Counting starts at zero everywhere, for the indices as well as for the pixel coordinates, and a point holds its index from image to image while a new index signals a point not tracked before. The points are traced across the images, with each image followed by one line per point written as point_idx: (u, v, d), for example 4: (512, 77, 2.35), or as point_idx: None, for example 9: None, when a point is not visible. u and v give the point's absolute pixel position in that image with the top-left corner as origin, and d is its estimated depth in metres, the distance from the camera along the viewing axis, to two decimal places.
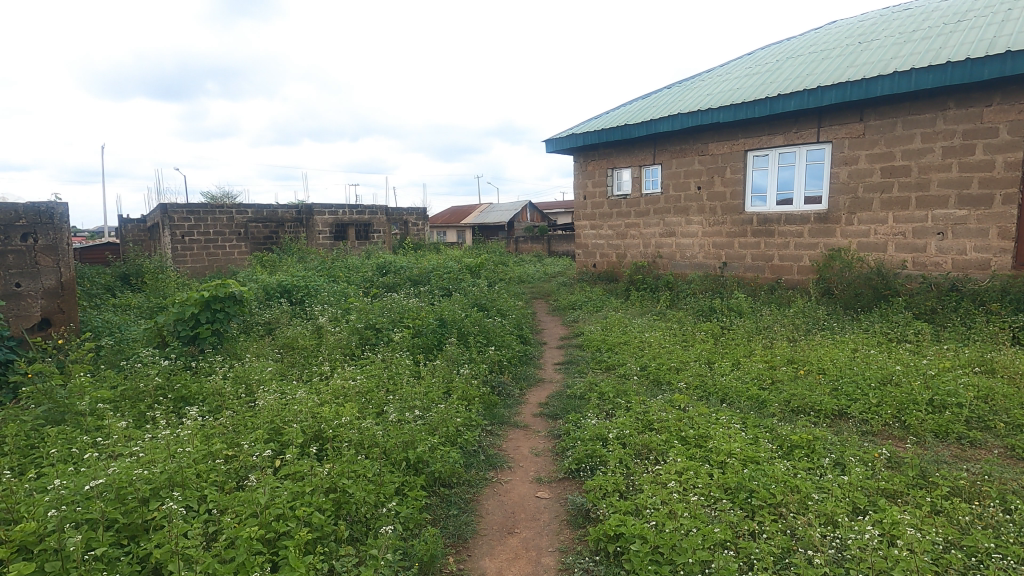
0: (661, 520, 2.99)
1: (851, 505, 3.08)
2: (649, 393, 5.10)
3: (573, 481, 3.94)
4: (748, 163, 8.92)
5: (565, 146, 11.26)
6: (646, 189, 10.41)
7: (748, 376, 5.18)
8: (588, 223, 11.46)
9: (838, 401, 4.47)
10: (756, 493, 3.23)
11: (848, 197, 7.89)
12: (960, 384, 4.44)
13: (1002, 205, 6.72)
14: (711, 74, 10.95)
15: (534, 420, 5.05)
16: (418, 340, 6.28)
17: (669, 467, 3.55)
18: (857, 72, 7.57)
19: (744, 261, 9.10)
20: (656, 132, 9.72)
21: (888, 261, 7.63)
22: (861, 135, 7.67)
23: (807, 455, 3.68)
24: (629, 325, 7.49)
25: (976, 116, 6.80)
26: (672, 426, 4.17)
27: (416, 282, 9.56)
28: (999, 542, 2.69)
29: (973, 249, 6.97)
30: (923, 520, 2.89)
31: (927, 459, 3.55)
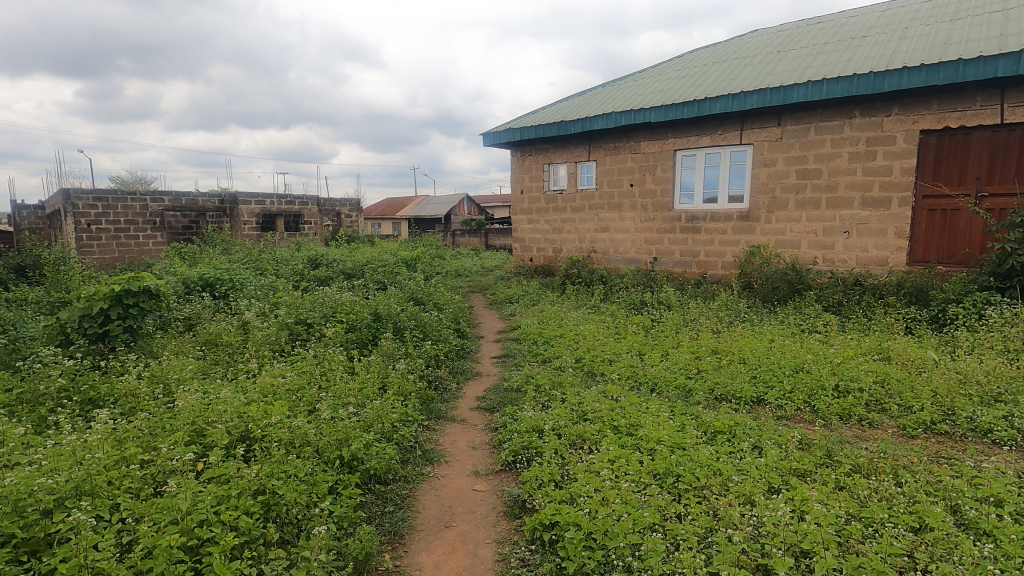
0: (595, 506, 3.11)
1: (767, 484, 3.30)
2: (583, 384, 5.25)
3: (510, 473, 3.99)
4: (677, 162, 9.29)
5: (502, 140, 11.30)
6: (581, 184, 10.62)
7: (676, 366, 5.43)
8: (524, 217, 11.55)
9: (756, 389, 4.78)
10: (683, 478, 3.40)
11: (767, 198, 8.40)
12: (862, 369, 4.86)
13: (899, 207, 7.38)
14: (643, 74, 11.34)
15: (471, 414, 5.06)
16: (352, 335, 6.14)
17: (602, 455, 3.68)
18: (776, 79, 8.07)
19: (674, 256, 9.48)
20: (592, 129, 9.92)
21: (802, 257, 8.20)
22: (778, 139, 8.20)
23: (728, 439, 3.92)
24: (564, 318, 7.64)
25: (878, 125, 7.41)
26: (605, 416, 4.31)
27: (350, 276, 9.30)
28: (892, 513, 2.97)
29: (874, 247, 7.61)
30: (829, 496, 3.14)
31: (833, 440, 3.87)
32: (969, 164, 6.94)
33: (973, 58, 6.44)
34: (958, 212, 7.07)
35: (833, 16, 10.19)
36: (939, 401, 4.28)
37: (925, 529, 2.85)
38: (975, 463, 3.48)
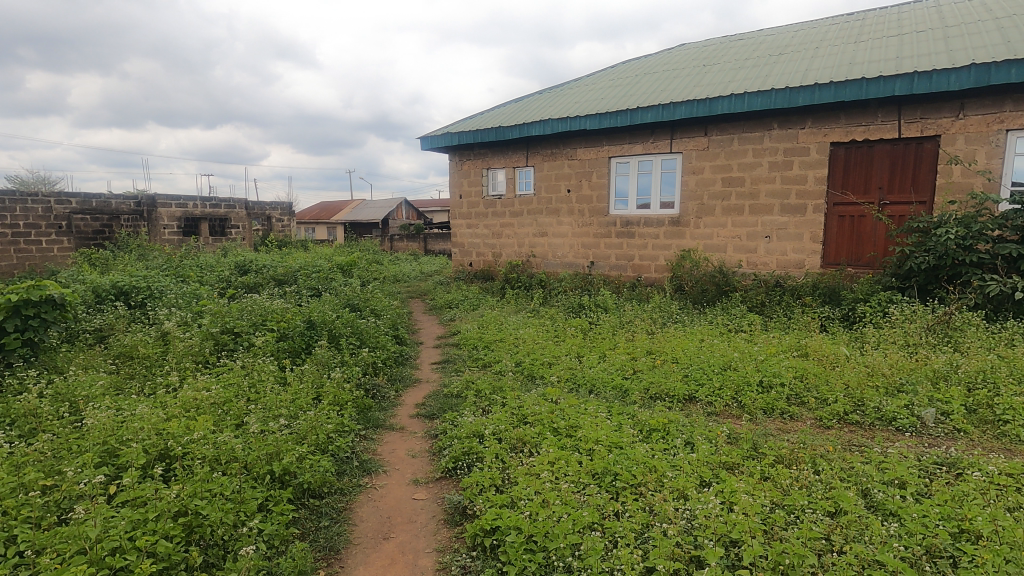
0: (536, 509, 3.12)
1: (698, 479, 3.43)
2: (523, 387, 5.28)
3: (450, 480, 3.94)
4: (612, 169, 9.57)
5: (440, 144, 11.24)
6: (520, 190, 10.72)
7: (613, 367, 5.57)
8: (463, 222, 11.52)
9: (688, 387, 4.97)
10: (620, 476, 3.49)
11: (696, 204, 8.79)
12: (783, 365, 5.18)
13: (813, 213, 7.92)
14: (579, 83, 11.61)
15: (410, 422, 4.97)
16: (284, 344, 5.88)
17: (542, 458, 3.71)
18: (702, 92, 8.48)
19: (610, 260, 9.74)
20: (529, 135, 10.04)
21: (728, 261, 8.63)
22: (705, 148, 8.61)
23: (663, 437, 4.05)
24: (504, 322, 7.66)
25: (794, 137, 7.94)
26: (545, 418, 4.35)
27: (281, 282, 8.92)
28: (811, 499, 3.16)
29: (792, 250, 8.13)
30: (756, 486, 3.31)
31: (758, 433, 4.08)
32: (873, 174, 7.55)
33: (874, 78, 7.03)
34: (864, 218, 7.67)
35: (753, 34, 10.85)
36: (851, 393, 4.61)
37: (840, 512, 3.05)
38: (882, 449, 3.78)
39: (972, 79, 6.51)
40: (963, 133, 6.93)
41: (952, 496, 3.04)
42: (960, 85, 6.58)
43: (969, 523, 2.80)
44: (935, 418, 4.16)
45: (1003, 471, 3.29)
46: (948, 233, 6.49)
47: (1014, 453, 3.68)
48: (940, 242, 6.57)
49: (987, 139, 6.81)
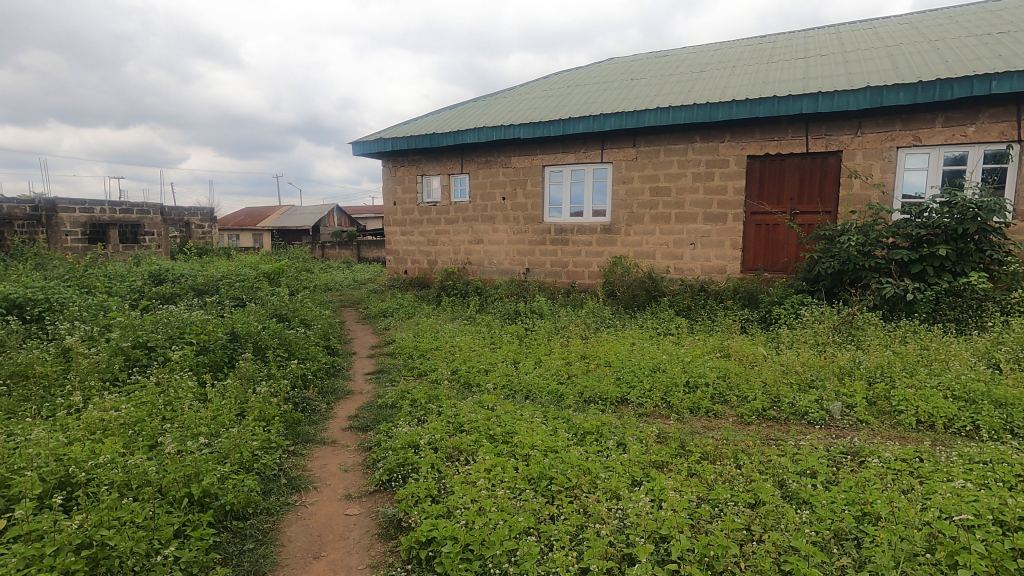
0: (472, 517, 3.11)
1: (630, 478, 3.54)
2: (460, 396, 5.25)
3: (385, 493, 3.84)
4: (546, 177, 9.75)
5: (373, 149, 11.04)
6: (455, 197, 10.70)
7: (548, 372, 5.65)
8: (397, 229, 11.34)
9: (620, 390, 5.13)
10: (555, 479, 3.53)
11: (626, 212, 9.11)
12: (708, 366, 5.44)
13: (733, 222, 8.39)
14: (513, 92, 11.77)
15: (342, 435, 4.81)
16: (203, 358, 5.55)
17: (478, 465, 3.70)
18: (630, 104, 8.82)
19: (545, 267, 9.88)
20: (464, 142, 10.05)
21: (656, 267, 8.98)
22: (633, 159, 8.95)
23: (596, 439, 4.14)
24: (440, 330, 7.60)
25: (714, 150, 8.41)
26: (481, 426, 4.35)
27: (201, 292, 8.42)
28: (733, 492, 3.33)
29: (715, 257, 8.57)
30: (684, 483, 3.45)
31: (686, 431, 4.27)
32: (785, 186, 8.12)
33: (784, 96, 7.58)
34: (778, 226, 8.22)
35: (676, 51, 11.42)
36: (768, 390, 4.91)
37: (759, 503, 3.23)
38: (796, 441, 4.05)
39: (867, 100, 7.16)
40: (861, 149, 7.59)
41: (856, 482, 3.30)
42: (857, 106, 7.22)
43: (870, 506, 3.05)
44: (841, 411, 4.51)
45: (898, 457, 3.62)
46: (850, 240, 7.08)
47: (908, 440, 4.05)
48: (843, 249, 7.15)
49: (881, 155, 7.49)
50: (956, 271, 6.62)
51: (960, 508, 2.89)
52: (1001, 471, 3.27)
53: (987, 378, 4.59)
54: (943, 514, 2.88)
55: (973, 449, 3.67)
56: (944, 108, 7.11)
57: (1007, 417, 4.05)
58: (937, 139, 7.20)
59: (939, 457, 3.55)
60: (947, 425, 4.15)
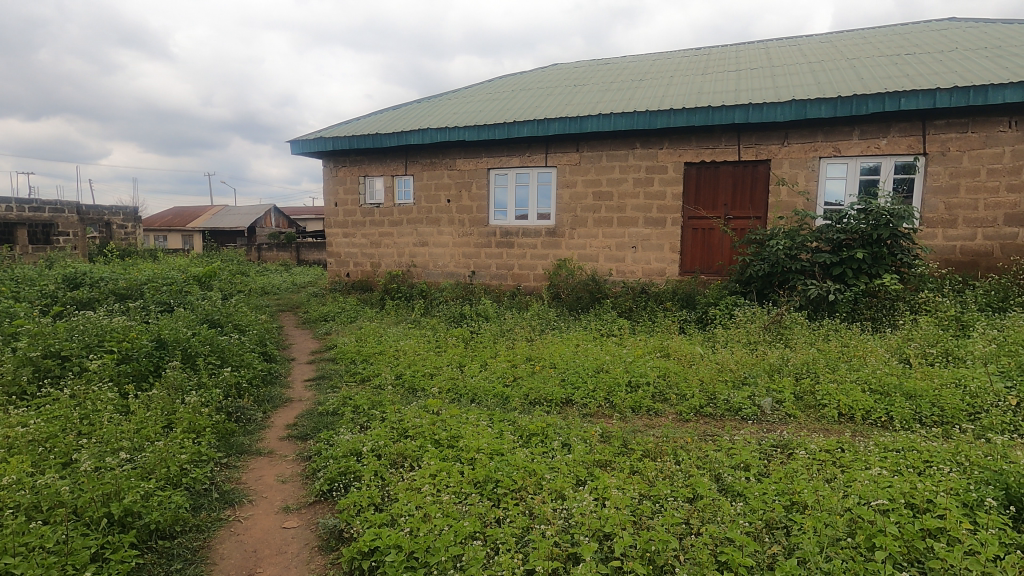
0: (416, 524, 3.06)
1: (575, 478, 3.58)
2: (404, 401, 5.15)
3: (326, 503, 3.71)
4: (491, 180, 9.76)
5: (313, 148, 10.70)
6: (399, 199, 10.53)
7: (494, 375, 5.64)
8: (339, 231, 11.03)
9: (565, 391, 5.19)
10: (501, 482, 3.53)
11: (570, 216, 9.25)
12: (649, 366, 5.60)
13: (672, 226, 8.69)
14: (457, 94, 11.73)
15: (279, 445, 4.62)
16: (125, 367, 5.19)
17: (423, 471, 3.64)
18: (573, 110, 8.97)
19: (490, 270, 9.88)
20: (408, 143, 9.91)
21: (600, 270, 9.17)
22: (577, 163, 9.11)
23: (541, 440, 4.17)
24: (384, 335, 7.44)
25: (654, 156, 8.68)
26: (426, 431, 4.28)
27: (123, 297, 7.86)
28: (673, 488, 3.43)
29: (655, 260, 8.85)
30: (626, 480, 3.53)
31: (628, 430, 4.37)
32: (720, 192, 8.49)
33: (718, 107, 7.93)
34: (713, 231, 8.58)
35: (617, 60, 11.75)
36: (705, 387, 5.11)
37: (697, 497, 3.35)
38: (730, 437, 4.23)
39: (792, 112, 7.61)
40: (788, 158, 8.04)
41: (785, 474, 3.47)
42: (784, 117, 7.65)
43: (798, 495, 3.22)
44: (771, 406, 4.75)
45: (822, 448, 3.84)
46: (778, 244, 7.49)
47: (831, 432, 4.32)
48: (773, 252, 7.55)
49: (806, 165, 7.97)
50: (872, 273, 7.11)
51: (877, 493, 3.10)
52: (912, 457, 3.54)
53: (899, 372, 4.97)
54: (862, 500, 3.09)
55: (888, 438, 3.95)
56: (860, 122, 7.66)
57: (916, 407, 4.40)
58: (854, 150, 7.73)
59: (859, 447, 3.80)
60: (865, 416, 4.45)
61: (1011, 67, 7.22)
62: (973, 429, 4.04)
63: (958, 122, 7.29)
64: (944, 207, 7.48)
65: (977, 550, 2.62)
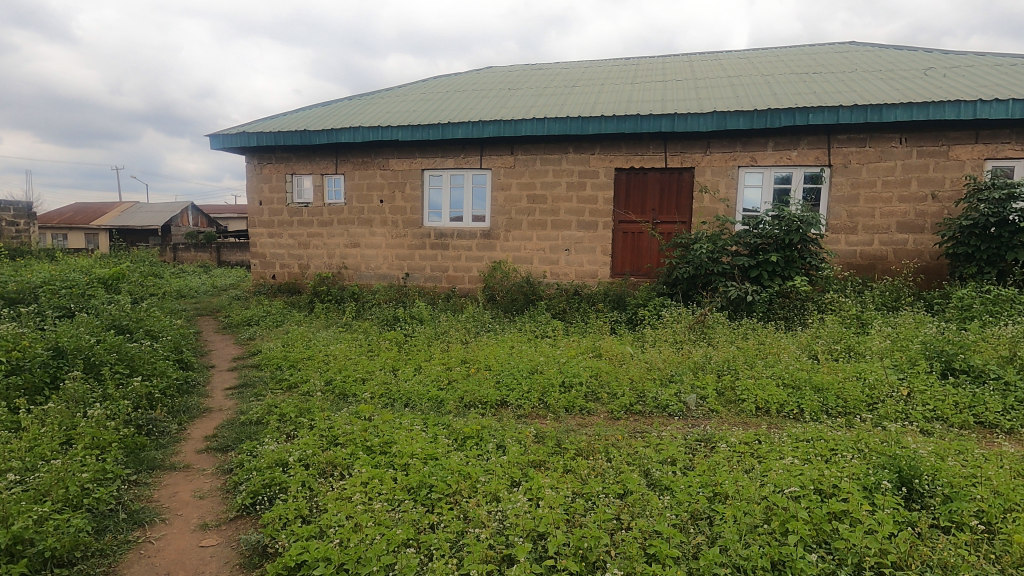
0: (345, 535, 2.96)
1: (509, 479, 3.59)
2: (334, 407, 4.98)
3: (248, 518, 3.50)
4: (425, 181, 9.65)
5: (235, 144, 10.15)
6: (329, 199, 10.19)
7: (429, 379, 5.56)
8: (264, 231, 10.52)
9: (500, 393, 5.20)
10: (435, 487, 3.48)
11: (505, 218, 9.30)
12: (582, 366, 5.71)
13: (603, 229, 8.94)
14: (391, 93, 11.51)
15: (197, 459, 4.33)
16: (16, 380, 4.69)
17: (353, 480, 3.53)
18: (508, 113, 9.04)
19: (424, 272, 9.76)
20: (338, 141, 9.60)
21: (534, 272, 9.28)
22: (511, 166, 9.17)
23: (476, 443, 4.16)
24: (313, 339, 7.16)
25: (586, 161, 8.90)
26: (358, 438, 4.15)
27: (13, 301, 7.11)
28: (604, 484, 3.52)
29: (588, 263, 9.06)
30: (559, 480, 3.58)
31: (561, 430, 4.44)
32: (648, 198, 8.83)
33: (646, 115, 8.23)
34: (642, 235, 8.91)
35: (550, 66, 11.96)
36: (634, 386, 5.28)
37: (627, 493, 3.45)
38: (658, 433, 4.39)
39: (714, 123, 8.03)
40: (710, 166, 8.48)
41: (708, 466, 3.64)
42: (706, 127, 8.06)
43: (720, 486, 3.38)
44: (696, 402, 4.98)
45: (742, 440, 4.07)
46: (701, 248, 7.88)
47: (749, 425, 4.59)
48: (696, 255, 7.93)
49: (726, 173, 8.43)
50: (784, 275, 7.63)
51: (789, 481, 3.32)
52: (820, 446, 3.82)
53: (808, 367, 5.35)
54: (777, 488, 3.29)
55: (800, 429, 4.24)
56: (774, 135, 8.20)
57: (824, 399, 4.75)
58: (769, 160, 8.27)
59: (773, 438, 4.06)
60: (780, 409, 4.76)
61: (901, 89, 7.97)
62: (871, 418, 4.43)
63: (858, 138, 7.96)
64: (846, 215, 8.14)
65: (875, 529, 2.88)
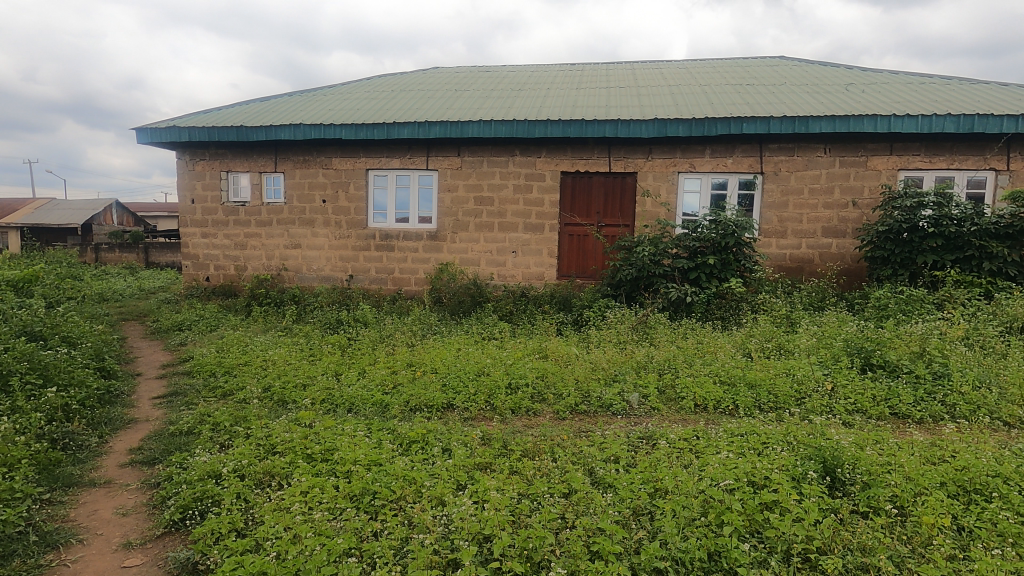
0: (283, 547, 2.86)
1: (455, 483, 3.56)
2: (272, 415, 4.79)
3: (177, 534, 3.31)
4: (370, 181, 9.45)
5: (164, 138, 9.60)
6: (268, 198, 9.81)
7: (373, 383, 5.44)
8: (196, 231, 9.99)
9: (446, 395, 5.16)
10: (379, 493, 3.40)
11: (452, 220, 9.25)
12: (528, 367, 5.75)
13: (550, 232, 9.04)
14: (334, 90, 11.22)
15: (120, 473, 4.05)
16: None
17: (292, 489, 3.41)
18: (454, 115, 9.00)
19: (369, 274, 9.55)
20: (277, 138, 9.26)
21: (481, 273, 9.27)
22: (458, 168, 9.13)
23: (421, 447, 4.10)
24: (250, 344, 6.87)
25: (532, 164, 8.97)
26: (297, 446, 4.01)
27: None
28: (550, 485, 3.54)
29: (535, 265, 9.14)
30: (505, 481, 3.59)
31: (507, 432, 4.45)
32: (592, 201, 9.01)
33: (591, 120, 8.40)
34: (587, 237, 9.08)
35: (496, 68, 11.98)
36: (579, 386, 5.37)
37: (572, 492, 3.49)
38: (602, 432, 4.48)
39: (655, 130, 8.29)
40: (651, 172, 8.74)
41: (650, 463, 3.74)
42: (648, 134, 8.31)
43: (660, 482, 3.48)
44: (638, 400, 5.11)
45: (681, 437, 4.21)
46: (644, 250, 8.11)
47: (688, 421, 4.76)
48: (639, 258, 8.16)
49: (666, 178, 8.72)
50: (721, 277, 7.96)
51: (725, 475, 3.46)
52: (753, 440, 4.01)
53: (743, 364, 5.61)
54: (713, 481, 3.43)
55: (734, 424, 4.44)
56: (711, 142, 8.55)
57: (756, 395, 5.00)
58: (706, 167, 8.61)
59: (710, 434, 4.22)
60: (716, 406, 4.95)
61: (826, 102, 8.50)
62: (799, 412, 4.69)
63: (787, 147, 8.43)
64: (777, 220, 8.59)
65: (802, 517, 3.05)
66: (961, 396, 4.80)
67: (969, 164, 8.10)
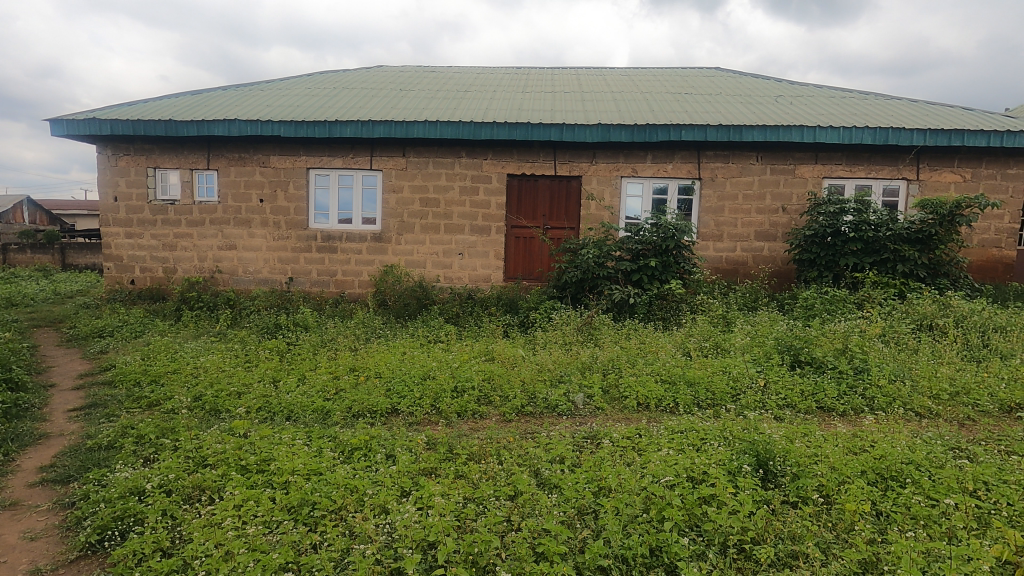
0: (213, 566, 2.72)
1: (399, 490, 3.48)
2: (204, 425, 4.53)
3: (94, 558, 3.07)
4: (310, 181, 9.15)
5: (82, 131, 8.94)
6: (200, 196, 9.31)
7: (313, 390, 5.24)
8: (119, 230, 9.34)
9: (390, 400, 5.05)
10: (318, 504, 3.27)
11: (397, 221, 9.09)
12: (474, 370, 5.71)
13: (496, 234, 9.04)
14: (272, 86, 10.80)
15: (28, 494, 3.71)
16: None
17: (225, 503, 3.24)
18: (399, 114, 8.85)
19: (310, 276, 9.24)
20: (210, 134, 8.81)
21: (427, 275, 9.15)
22: (403, 168, 8.99)
23: (364, 454, 3.99)
24: (179, 350, 6.48)
25: (478, 166, 8.94)
26: (230, 457, 3.80)
27: None
28: (496, 488, 3.52)
29: (481, 267, 9.12)
30: (450, 486, 3.54)
31: (453, 436, 4.39)
32: (538, 204, 9.08)
33: (536, 124, 8.47)
34: (533, 240, 9.14)
35: (442, 69, 11.87)
36: (526, 388, 5.37)
37: (518, 494, 3.48)
38: (547, 433, 4.51)
39: (599, 134, 8.45)
40: (596, 176, 8.91)
41: (594, 462, 3.79)
42: (592, 139, 8.46)
43: (604, 480, 3.53)
44: (583, 401, 5.19)
45: (624, 435, 4.30)
46: (589, 253, 8.25)
47: (631, 420, 4.87)
48: (584, 260, 8.30)
49: (610, 183, 8.91)
50: (662, 279, 8.20)
51: (665, 471, 3.55)
52: (692, 437, 4.15)
53: (682, 363, 5.80)
54: (654, 478, 3.50)
55: (675, 422, 4.57)
56: (652, 148, 8.81)
57: (695, 393, 5.17)
58: (648, 172, 8.87)
59: (652, 431, 4.33)
60: (658, 404, 5.08)
61: (758, 112, 8.93)
62: (735, 408, 4.90)
63: (723, 154, 8.80)
64: (714, 224, 8.95)
65: (737, 509, 3.17)
66: (878, 389, 5.16)
67: (885, 173, 8.74)
